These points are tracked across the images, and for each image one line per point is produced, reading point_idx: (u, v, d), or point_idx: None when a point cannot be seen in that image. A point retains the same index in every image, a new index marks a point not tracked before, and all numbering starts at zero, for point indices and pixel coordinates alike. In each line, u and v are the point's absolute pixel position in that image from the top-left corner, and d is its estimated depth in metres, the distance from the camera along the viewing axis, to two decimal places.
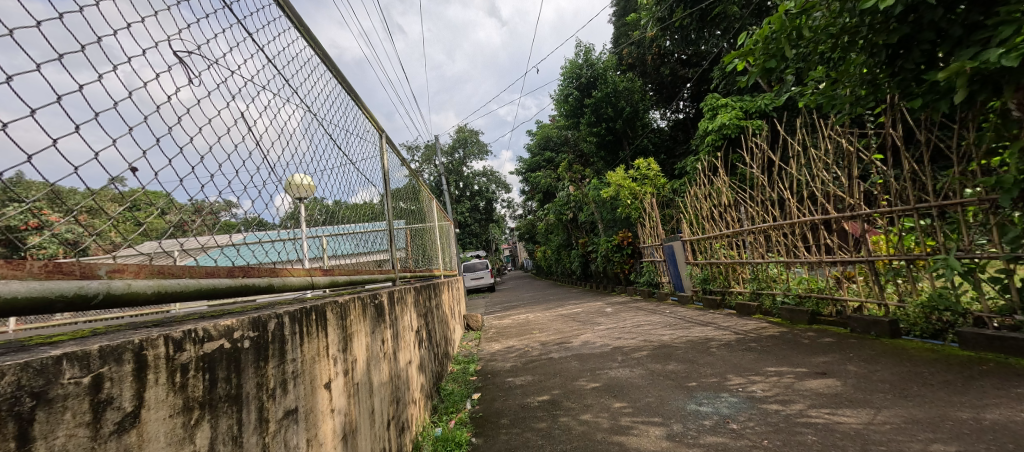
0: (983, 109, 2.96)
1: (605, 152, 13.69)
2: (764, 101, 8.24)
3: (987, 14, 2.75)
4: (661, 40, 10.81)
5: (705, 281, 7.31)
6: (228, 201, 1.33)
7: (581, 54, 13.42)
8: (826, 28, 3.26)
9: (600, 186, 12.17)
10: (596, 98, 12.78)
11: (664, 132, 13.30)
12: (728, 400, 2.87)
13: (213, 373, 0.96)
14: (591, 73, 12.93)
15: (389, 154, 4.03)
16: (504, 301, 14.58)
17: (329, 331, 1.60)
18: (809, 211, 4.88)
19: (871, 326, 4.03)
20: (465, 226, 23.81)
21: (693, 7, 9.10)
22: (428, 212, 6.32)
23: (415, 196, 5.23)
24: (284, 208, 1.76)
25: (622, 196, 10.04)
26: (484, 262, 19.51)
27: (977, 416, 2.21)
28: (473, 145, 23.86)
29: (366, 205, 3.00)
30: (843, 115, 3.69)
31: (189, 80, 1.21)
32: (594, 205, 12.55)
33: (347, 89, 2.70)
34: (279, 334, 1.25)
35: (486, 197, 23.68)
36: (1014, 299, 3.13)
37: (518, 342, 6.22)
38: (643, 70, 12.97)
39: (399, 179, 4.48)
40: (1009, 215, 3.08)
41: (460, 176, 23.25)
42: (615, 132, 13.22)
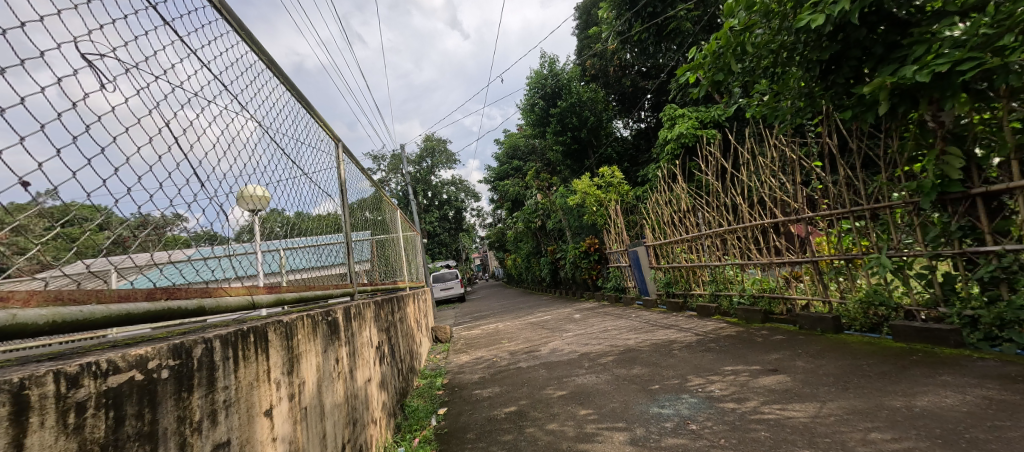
0: (904, 120, 3.23)
1: (571, 161, 13.94)
2: (717, 112, 8.69)
3: (903, 35, 3.03)
4: (623, 52, 11.29)
5: (669, 284, 7.55)
6: (177, 215, 1.28)
7: (546, 65, 13.67)
8: (767, 45, 3.51)
9: (567, 194, 12.39)
10: (562, 108, 13.01)
11: (626, 142, 13.53)
12: (688, 401, 2.96)
13: (120, 409, 0.88)
14: (556, 84, 13.19)
15: (350, 163, 3.91)
16: (474, 310, 14.38)
17: (271, 353, 1.51)
18: (759, 215, 5.15)
19: (817, 322, 4.29)
20: (435, 236, 23.54)
21: (650, 22, 9.73)
22: (393, 223, 6.17)
23: (379, 207, 5.12)
24: (237, 222, 1.69)
25: (588, 203, 10.24)
26: (453, 271, 19.27)
27: (909, 404, 2.38)
28: (442, 153, 23.67)
29: (325, 219, 2.90)
30: (785, 125, 3.95)
31: (101, 86, 1.08)
32: (562, 212, 12.74)
33: (297, 95, 2.55)
34: (208, 360, 1.16)
35: (455, 206, 23.53)
36: (937, 292, 3.38)
37: (487, 353, 6.17)
38: (605, 81, 13.34)
39: (362, 190, 4.38)
40: (930, 216, 3.34)
41: (428, 185, 22.90)
42: (580, 141, 13.44)
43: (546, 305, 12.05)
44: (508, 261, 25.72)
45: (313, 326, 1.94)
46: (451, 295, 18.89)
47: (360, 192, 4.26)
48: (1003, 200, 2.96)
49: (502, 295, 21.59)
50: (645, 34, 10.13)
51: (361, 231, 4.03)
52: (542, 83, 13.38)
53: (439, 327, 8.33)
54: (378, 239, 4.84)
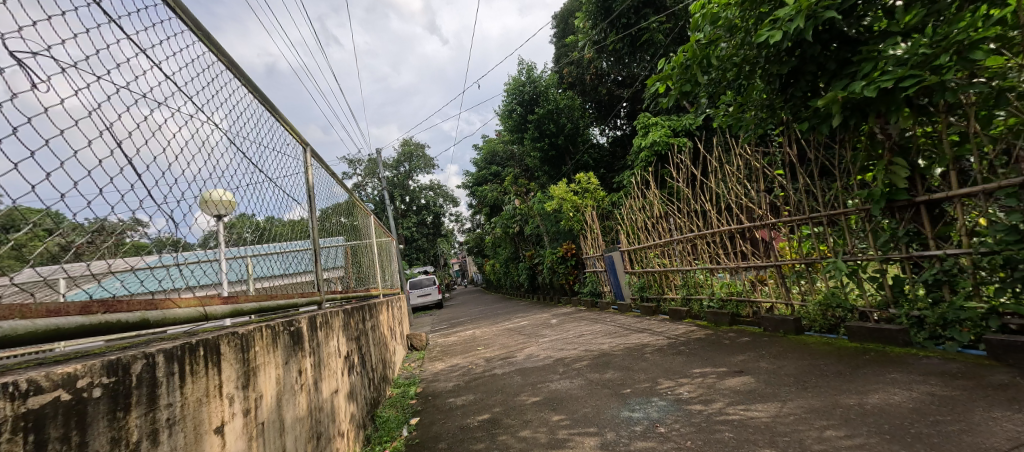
0: (856, 132, 3.43)
1: (548, 167, 13.98)
2: (689, 121, 8.96)
3: (853, 52, 3.21)
4: (598, 61, 11.83)
5: (643, 288, 7.69)
6: (134, 221, 1.26)
7: (524, 71, 13.82)
8: (730, 58, 3.70)
9: (545, 200, 12.51)
10: (539, 115, 13.13)
11: (604, 148, 13.49)
12: (658, 404, 3.01)
13: (40, 433, 0.82)
14: (533, 91, 13.34)
15: (321, 168, 3.80)
16: (452, 317, 14.23)
17: (224, 366, 1.45)
18: (727, 221, 5.34)
19: (780, 324, 4.47)
20: (411, 242, 23.22)
21: (624, 32, 10.40)
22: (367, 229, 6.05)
23: (353, 214, 5.02)
24: (202, 228, 1.64)
25: (565, 208, 10.35)
26: (431, 277, 19.01)
27: (861, 401, 2.50)
28: (420, 158, 23.29)
29: (294, 225, 2.81)
30: (750, 135, 4.13)
31: (33, 86, 1.03)
32: (540, 218, 12.84)
33: (261, 99, 2.45)
34: (150, 377, 1.10)
35: (434, 211, 23.30)
36: (886, 294, 3.58)
37: (462, 360, 6.10)
38: (582, 89, 13.43)
39: (336, 195, 4.29)
40: (880, 222, 3.54)
41: (405, 190, 22.60)
42: (557, 147, 13.45)
43: (523, 311, 12.03)
44: (487, 266, 25.60)
45: (273, 337, 1.87)
46: (428, 302, 18.56)
47: (333, 198, 4.14)
48: (943, 209, 3.16)
49: (480, 300, 21.44)
50: (620, 44, 10.74)
51: (332, 238, 3.92)
52: (519, 90, 13.51)
53: (415, 334, 8.19)
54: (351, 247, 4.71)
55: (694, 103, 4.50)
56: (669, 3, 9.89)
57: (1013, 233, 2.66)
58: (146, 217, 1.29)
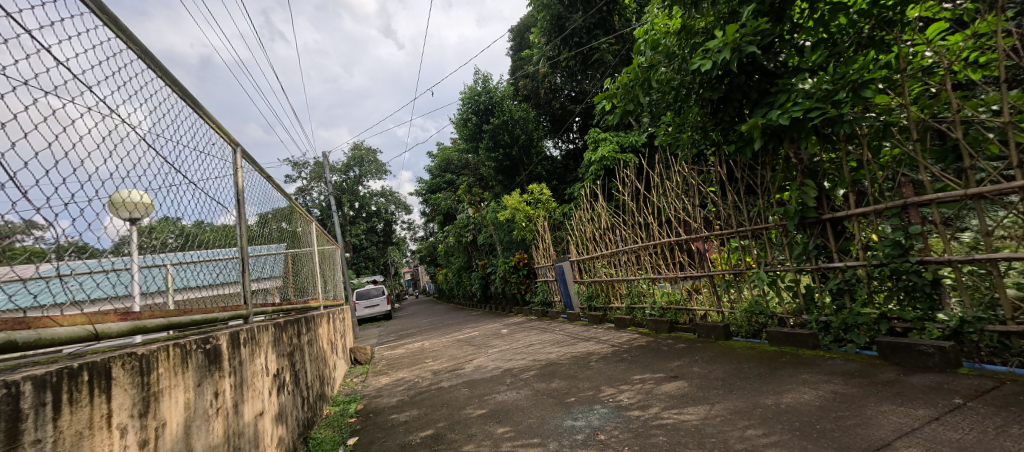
0: (775, 155, 3.78)
1: (502, 176, 14.05)
2: (635, 138, 9.37)
3: (770, 84, 3.52)
4: (552, 76, 12.22)
5: (590, 298, 7.87)
6: (27, 224, 1.13)
7: (479, 81, 13.87)
8: (669, 82, 3.91)
9: (498, 209, 12.61)
10: (493, 125, 13.19)
11: (556, 161, 13.74)
12: (600, 411, 3.07)
13: None
14: (488, 101, 13.43)
15: (256, 174, 3.55)
16: (400, 328, 13.75)
17: (115, 392, 1.30)
18: (667, 233, 5.63)
19: (712, 330, 4.76)
20: (359, 250, 22.36)
21: (576, 49, 10.85)
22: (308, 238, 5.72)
23: (293, 223, 4.73)
24: (114, 235, 1.51)
25: (518, 218, 10.43)
26: (378, 288, 18.17)
27: (778, 401, 2.71)
28: (371, 163, 22.46)
29: (224, 231, 2.60)
30: (686, 153, 4.41)
31: None
32: (493, 227, 12.88)
33: (179, 92, 2.19)
34: (8, 411, 0.96)
35: (384, 218, 22.56)
36: (800, 302, 3.92)
37: (407, 373, 5.90)
38: (536, 102, 13.41)
39: (274, 202, 4.03)
40: (795, 237, 3.89)
41: (354, 196, 21.77)
42: (511, 158, 13.56)
43: (474, 321, 11.92)
44: (438, 276, 25.16)
45: (183, 357, 1.70)
46: (377, 314, 17.71)
47: (270, 205, 3.87)
48: (844, 226, 3.54)
49: (430, 311, 20.99)
50: (572, 61, 11.16)
51: (266, 248, 3.66)
52: (475, 99, 13.58)
53: (359, 347, 7.85)
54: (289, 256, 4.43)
55: (638, 121, 4.73)
56: (618, 26, 10.38)
57: (897, 248, 3.06)
58: (43, 220, 1.16)
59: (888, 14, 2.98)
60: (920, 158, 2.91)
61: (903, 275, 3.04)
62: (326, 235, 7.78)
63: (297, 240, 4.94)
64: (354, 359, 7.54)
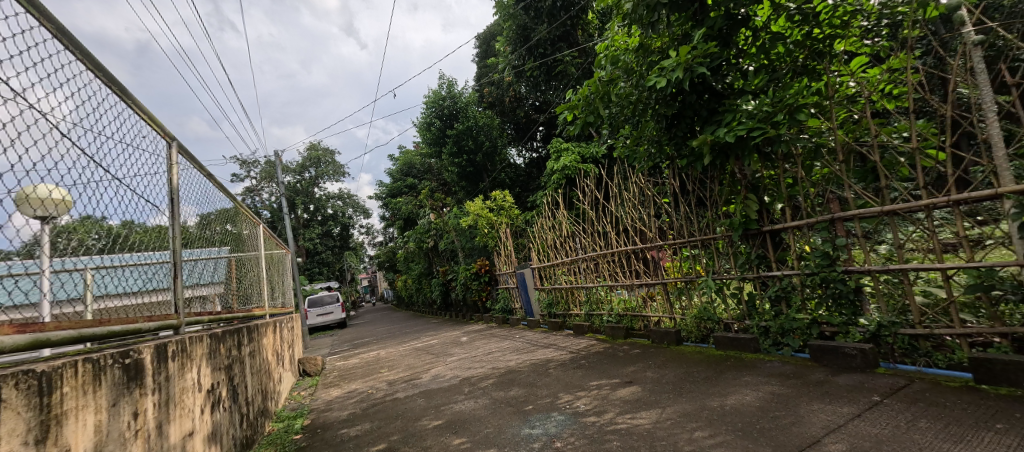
0: (723, 170, 4.02)
1: (465, 182, 14.03)
2: (596, 149, 9.59)
3: (718, 104, 3.75)
4: (517, 85, 12.34)
5: (550, 305, 7.96)
6: None
7: (445, 85, 13.81)
8: (627, 97, 4.06)
9: (460, 215, 12.55)
10: (457, 131, 13.16)
11: (519, 169, 13.73)
12: (557, 418, 3.11)
13: None
14: (452, 106, 13.41)
15: (196, 172, 3.34)
16: (355, 336, 13.29)
17: (6, 414, 1.24)
18: (625, 242, 5.81)
19: (664, 336, 4.95)
20: (314, 255, 21.46)
21: (541, 60, 11.04)
22: (254, 242, 5.42)
23: (236, 225, 4.49)
24: (20, 233, 1.38)
25: (480, 225, 10.39)
26: (332, 296, 17.44)
27: (722, 403, 2.87)
28: (329, 164, 21.75)
29: (156, 233, 2.43)
30: (643, 166, 4.60)
31: None
32: (455, 233, 12.81)
33: (105, 79, 2.01)
34: None
35: (342, 222, 21.81)
36: (743, 309, 4.17)
37: (361, 384, 5.70)
38: (501, 109, 13.35)
39: (216, 201, 3.81)
40: (739, 247, 4.13)
41: (310, 198, 20.90)
42: (474, 163, 13.53)
43: (432, 329, 11.74)
44: (397, 282, 24.57)
45: (94, 375, 1.61)
46: (330, 322, 16.95)
47: (211, 206, 3.66)
48: (782, 237, 3.81)
49: (388, 318, 20.43)
50: (537, 71, 11.34)
51: (207, 252, 3.46)
52: (439, 104, 13.54)
53: (309, 357, 7.50)
54: (231, 261, 4.19)
55: (599, 133, 4.88)
56: (581, 40, 10.66)
57: (825, 258, 3.32)
58: None
59: (818, 46, 3.33)
60: (845, 177, 3.19)
61: (831, 283, 3.29)
62: (276, 239, 7.42)
63: (241, 243, 4.68)
64: (302, 370, 7.18)
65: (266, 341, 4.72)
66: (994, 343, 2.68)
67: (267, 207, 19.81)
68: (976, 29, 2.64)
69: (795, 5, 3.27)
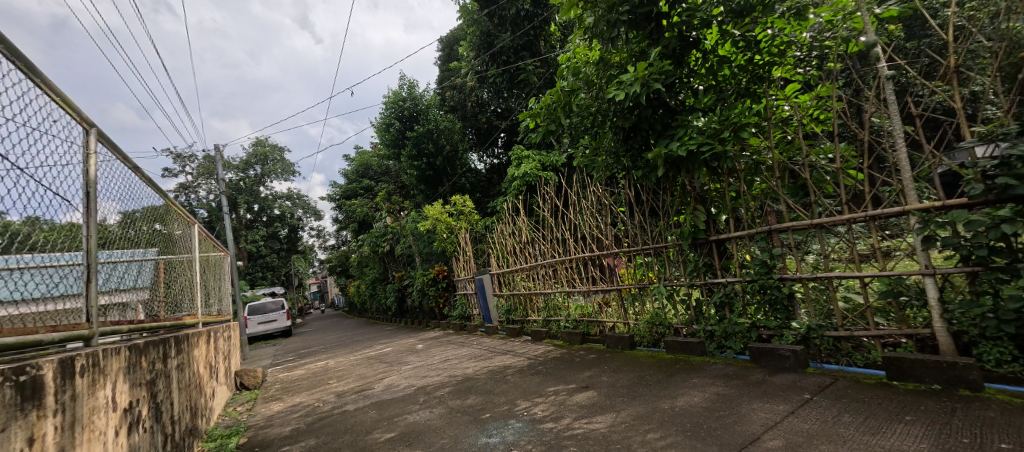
0: (674, 182, 4.23)
1: (424, 186, 13.86)
2: (556, 157, 9.77)
3: (671, 119, 3.95)
4: (480, 90, 12.39)
5: (509, 311, 8.00)
6: None
7: (406, 86, 13.56)
8: (587, 108, 4.21)
9: (418, 219, 12.36)
10: (417, 133, 12.92)
11: (479, 174, 13.59)
12: (514, 426, 3.14)
13: None
14: (413, 108, 13.26)
15: (120, 166, 3.10)
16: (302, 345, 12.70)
17: None
18: (582, 249, 5.95)
19: (619, 340, 5.10)
20: (257, 258, 20.30)
21: (504, 67, 11.17)
22: (187, 243, 5.07)
23: (166, 224, 4.18)
24: None
25: (439, 229, 10.27)
26: (275, 303, 16.46)
27: (672, 404, 3.00)
28: (275, 162, 20.71)
29: (69, 231, 2.22)
30: (601, 175, 4.77)
31: None
32: (411, 237, 12.64)
33: (10, 54, 1.83)
34: None
35: (288, 224, 20.97)
36: (691, 314, 4.38)
37: (307, 397, 5.47)
38: (462, 114, 13.51)
39: (144, 198, 3.54)
40: (687, 255, 4.34)
41: (253, 197, 19.82)
42: (434, 167, 13.36)
43: (387, 337, 11.46)
44: (350, 288, 23.75)
45: None
46: (272, 330, 16.00)
47: (139, 203, 3.40)
48: (726, 246, 4.06)
49: (338, 325, 19.68)
50: (499, 78, 11.45)
51: (131, 254, 3.27)
52: (399, 105, 13.38)
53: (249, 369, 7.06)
54: (159, 264, 4.00)
55: (560, 141, 5.00)
56: (543, 50, 10.89)
57: (763, 266, 3.53)
58: None
59: (758, 71, 3.59)
60: (781, 191, 3.46)
61: (768, 289, 3.54)
62: (213, 240, 6.96)
63: (171, 244, 4.39)
64: (239, 383, 6.74)
65: (197, 352, 4.42)
66: (902, 344, 2.97)
67: (206, 206, 18.55)
68: (887, 63, 2.96)
69: (739, 32, 3.52)
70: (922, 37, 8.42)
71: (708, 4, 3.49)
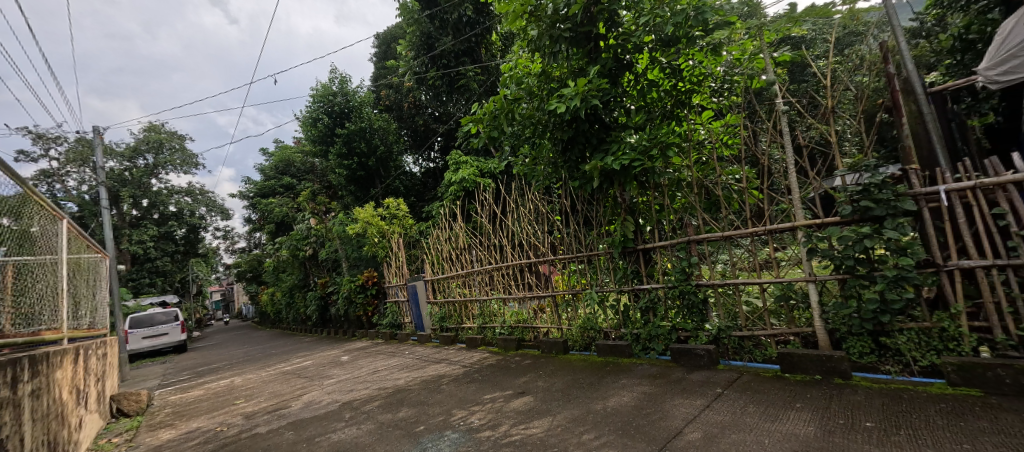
0: (606, 194, 4.49)
1: (355, 186, 13.36)
2: (495, 164, 9.89)
3: (606, 134, 4.20)
4: (418, 92, 12.21)
5: (442, 319, 7.95)
6: None
7: (337, 80, 13.08)
8: (529, 118, 4.34)
9: (345, 221, 11.83)
10: (349, 130, 12.44)
11: (415, 177, 13.36)
12: (450, 437, 3.14)
13: None
14: (345, 103, 12.83)
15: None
16: (200, 362, 11.46)
17: None
18: (519, 256, 6.06)
19: (553, 345, 5.26)
20: (144, 262, 17.67)
21: (444, 71, 11.16)
22: (51, 242, 4.39)
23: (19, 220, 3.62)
24: None
25: (369, 233, 9.92)
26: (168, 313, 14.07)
27: (604, 405, 3.18)
28: (175, 150, 17.83)
29: None
30: (540, 184, 4.93)
31: None
32: (339, 241, 12.21)
33: None
34: None
35: (187, 222, 18.35)
36: (620, 319, 4.64)
37: (207, 421, 4.98)
38: (399, 114, 13.34)
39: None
40: (616, 262, 4.60)
41: (141, 190, 16.86)
42: (367, 168, 13.01)
43: (308, 349, 10.86)
44: (263, 296, 21.99)
45: None
46: (158, 345, 13.59)
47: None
48: (651, 255, 4.35)
49: (248, 338, 18.01)
50: (439, 81, 11.40)
51: None
52: (328, 99, 12.85)
53: (131, 392, 6.00)
54: (5, 266, 3.47)
55: (500, 149, 5.09)
56: (484, 58, 11.02)
57: (682, 274, 3.86)
58: None
59: (681, 97, 3.94)
60: (698, 205, 3.80)
61: (686, 294, 3.85)
62: (87, 240, 5.89)
63: (26, 243, 3.83)
64: (115, 410, 5.68)
65: (60, 374, 3.74)
66: (790, 340, 3.37)
67: (76, 197, 15.80)
68: (782, 100, 3.38)
69: (666, 60, 3.82)
70: (800, 81, 9.75)
71: (640, 31, 3.78)
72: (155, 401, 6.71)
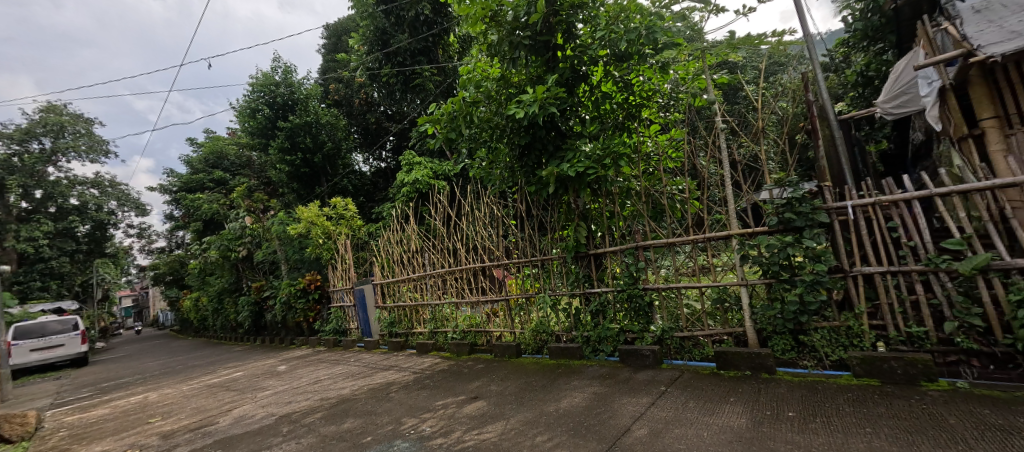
0: (560, 200, 4.62)
1: (298, 185, 12.77)
2: (449, 167, 9.88)
3: (561, 141, 4.33)
4: (370, 88, 11.95)
5: (392, 324, 7.80)
6: None
7: (280, 70, 12.55)
8: (487, 122, 4.38)
9: (286, 221, 11.28)
10: (293, 124, 11.88)
11: (364, 176, 13.07)
12: (400, 446, 3.10)
13: None
14: (288, 95, 12.44)
15: None
16: (110, 376, 10.38)
17: None
18: (473, 260, 6.07)
19: (506, 349, 5.31)
20: (34, 262, 15.60)
21: (399, 69, 11.01)
22: None
23: None
24: None
25: (314, 234, 9.51)
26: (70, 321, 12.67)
27: (556, 406, 3.26)
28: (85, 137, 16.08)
29: None
30: (496, 187, 4.98)
31: None
32: (279, 243, 11.66)
33: None
34: None
35: (92, 218, 16.23)
36: (571, 322, 4.77)
37: (118, 442, 4.54)
38: (348, 110, 13.00)
39: None
40: (569, 267, 4.74)
41: (37, 180, 14.80)
42: (312, 165, 12.42)
43: (242, 358, 10.22)
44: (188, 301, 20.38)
45: None
46: (53, 358, 12.18)
47: None
48: (602, 260, 4.51)
49: (172, 348, 16.62)
50: (394, 79, 11.22)
51: None
52: (269, 89, 12.39)
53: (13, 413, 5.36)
54: None
55: (457, 151, 5.09)
56: (440, 58, 10.97)
57: (631, 279, 4.04)
58: None
59: (631, 110, 4.19)
60: (645, 213, 3.99)
61: (634, 297, 4.04)
62: None
63: None
64: None
65: None
66: (724, 340, 3.61)
67: None
68: (721, 118, 3.64)
69: (619, 74, 4.02)
70: (733, 104, 10.51)
71: (596, 44, 3.94)
72: (50, 423, 5.98)
